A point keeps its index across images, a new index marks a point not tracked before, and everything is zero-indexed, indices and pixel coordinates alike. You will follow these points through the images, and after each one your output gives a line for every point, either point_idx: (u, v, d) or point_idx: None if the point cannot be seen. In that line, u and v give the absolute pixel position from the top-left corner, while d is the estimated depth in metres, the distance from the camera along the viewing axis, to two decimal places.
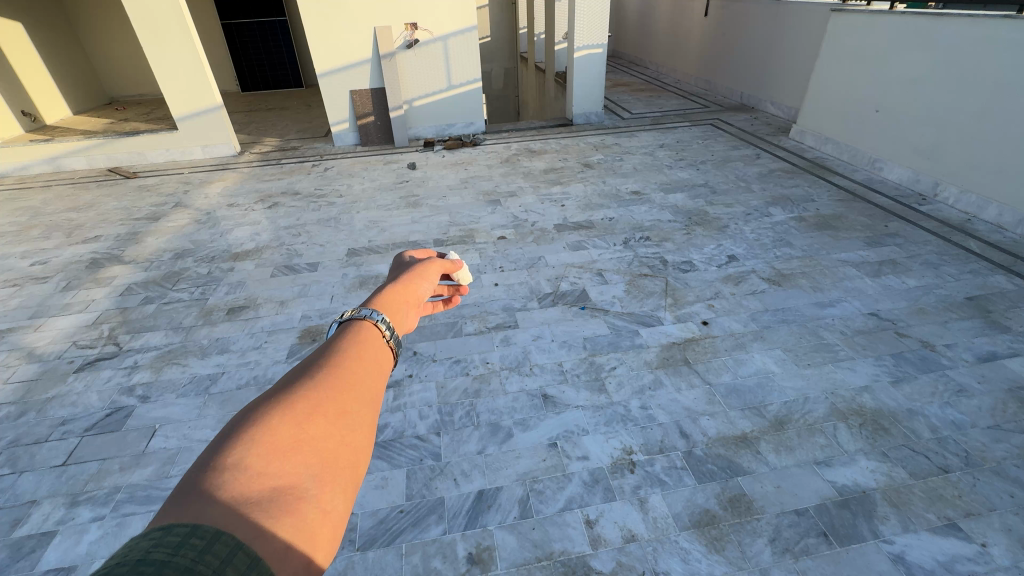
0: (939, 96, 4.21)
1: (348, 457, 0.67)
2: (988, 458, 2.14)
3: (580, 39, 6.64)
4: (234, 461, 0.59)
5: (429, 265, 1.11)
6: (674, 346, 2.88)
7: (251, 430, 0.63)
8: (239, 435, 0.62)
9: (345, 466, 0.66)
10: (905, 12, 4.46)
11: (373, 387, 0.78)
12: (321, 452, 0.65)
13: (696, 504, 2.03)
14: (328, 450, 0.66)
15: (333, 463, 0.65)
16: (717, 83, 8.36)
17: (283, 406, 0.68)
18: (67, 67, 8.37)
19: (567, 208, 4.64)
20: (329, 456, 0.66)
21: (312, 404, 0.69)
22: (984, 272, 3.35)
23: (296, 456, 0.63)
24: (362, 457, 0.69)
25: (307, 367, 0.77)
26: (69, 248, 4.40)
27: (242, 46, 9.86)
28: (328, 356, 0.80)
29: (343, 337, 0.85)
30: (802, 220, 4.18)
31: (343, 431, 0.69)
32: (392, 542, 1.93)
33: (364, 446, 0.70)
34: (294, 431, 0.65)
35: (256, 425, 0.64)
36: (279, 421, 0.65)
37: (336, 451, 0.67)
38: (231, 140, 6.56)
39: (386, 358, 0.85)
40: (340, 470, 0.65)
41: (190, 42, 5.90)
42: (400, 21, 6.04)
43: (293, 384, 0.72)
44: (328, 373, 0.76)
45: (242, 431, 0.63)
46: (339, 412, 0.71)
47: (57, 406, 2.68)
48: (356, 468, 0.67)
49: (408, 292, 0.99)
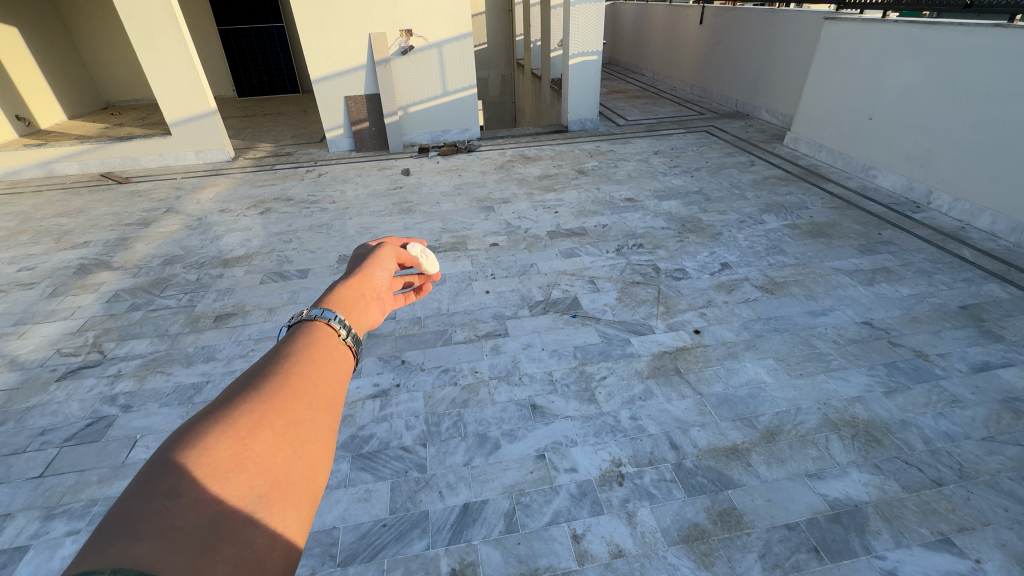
0: (932, 104, 4.22)
1: (299, 471, 0.64)
2: (981, 470, 2.11)
3: (575, 46, 6.65)
4: (167, 489, 0.55)
5: (382, 253, 1.12)
6: (665, 355, 2.85)
7: (188, 452, 0.59)
8: (173, 460, 0.58)
9: (296, 481, 0.63)
10: (897, 20, 4.49)
11: (327, 393, 0.75)
12: (269, 470, 0.62)
13: (685, 517, 1.99)
14: (276, 466, 0.62)
15: (282, 480, 0.62)
16: (712, 90, 8.38)
17: (225, 423, 0.64)
18: (63, 70, 8.36)
19: (561, 215, 4.62)
20: (278, 473, 0.62)
21: (258, 417, 0.66)
22: (977, 280, 3.34)
23: (238, 476, 0.59)
24: (317, 469, 0.66)
25: (252, 380, 0.73)
26: (57, 254, 4.36)
27: (239, 51, 9.87)
28: (276, 363, 0.77)
29: (295, 343, 0.82)
30: (796, 228, 4.17)
31: (294, 442, 0.66)
32: (373, 557, 1.88)
33: (319, 457, 0.67)
34: (238, 449, 0.61)
35: (195, 447, 0.60)
36: (217, 441, 0.61)
37: (287, 466, 0.63)
38: (225, 145, 6.54)
39: (343, 357, 0.84)
40: (291, 486, 0.62)
41: (183, 47, 5.87)
42: (395, 28, 6.04)
43: (237, 398, 0.69)
44: (276, 383, 0.72)
45: (177, 454, 0.58)
46: (289, 422, 0.68)
47: (38, 416, 2.63)
48: (309, 481, 0.64)
49: (363, 285, 1.00)
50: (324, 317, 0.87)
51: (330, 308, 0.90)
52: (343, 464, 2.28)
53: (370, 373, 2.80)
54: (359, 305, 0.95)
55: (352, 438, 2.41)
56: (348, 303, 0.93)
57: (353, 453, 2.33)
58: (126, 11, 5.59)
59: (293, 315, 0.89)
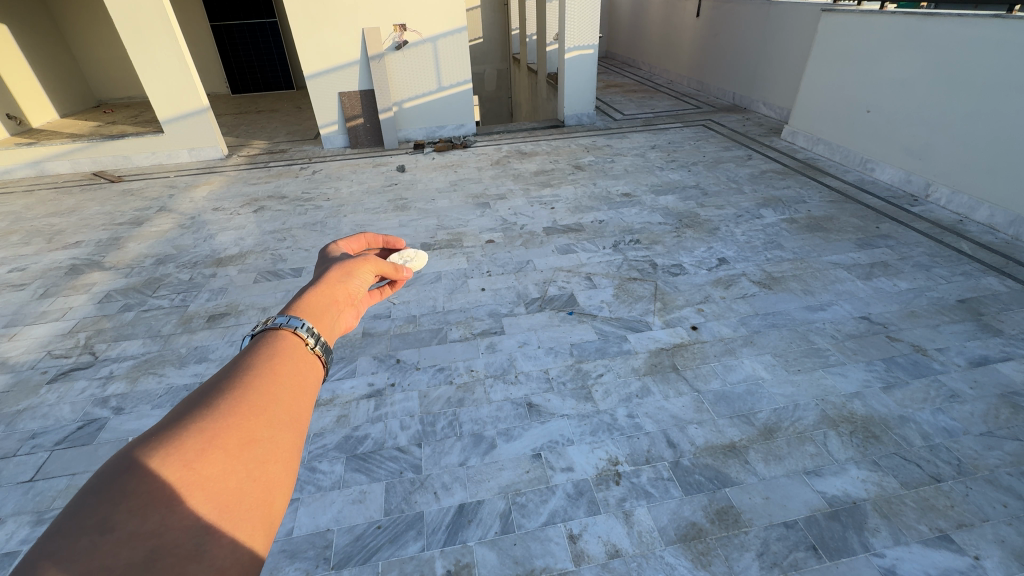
0: (930, 96, 4.19)
1: (252, 497, 0.65)
2: (980, 466, 2.10)
3: (571, 40, 6.59)
4: (101, 521, 0.53)
5: (362, 263, 1.13)
6: (662, 352, 2.82)
7: (127, 479, 0.58)
8: (111, 488, 0.57)
9: (248, 508, 0.64)
10: (895, 12, 4.45)
11: (288, 409, 0.76)
12: (219, 496, 0.62)
13: (682, 516, 1.97)
14: (227, 491, 0.63)
15: (233, 507, 0.62)
16: (710, 84, 8.33)
17: (172, 445, 0.63)
18: (54, 68, 8.27)
19: (557, 211, 4.58)
20: (228, 500, 0.62)
21: (209, 438, 0.66)
22: (976, 274, 3.32)
23: (187, 502, 0.59)
24: (273, 493, 0.67)
25: (207, 395, 0.73)
26: (49, 254, 4.31)
27: (232, 47, 9.77)
28: (234, 379, 0.77)
29: (258, 356, 0.83)
30: (793, 222, 4.15)
31: (248, 466, 0.66)
32: (368, 559, 1.87)
33: (277, 479, 0.68)
34: (184, 474, 0.61)
35: (137, 471, 0.59)
36: (163, 465, 0.60)
37: (238, 492, 0.64)
38: (219, 143, 6.49)
39: (311, 369, 0.86)
40: (244, 512, 0.63)
41: (173, 42, 5.79)
42: (388, 23, 5.96)
43: (186, 417, 0.68)
44: (233, 402, 0.72)
45: (115, 481, 0.57)
46: (244, 443, 0.68)
47: (28, 419, 2.60)
48: (264, 507, 0.65)
49: (335, 290, 1.04)
50: (293, 326, 0.90)
51: (298, 313, 0.93)
52: (337, 466, 2.26)
53: (365, 372, 2.77)
54: (330, 310, 0.99)
55: (347, 438, 2.39)
56: (319, 308, 0.97)
57: (347, 454, 2.31)
58: (116, 8, 5.52)
59: (258, 323, 0.91)
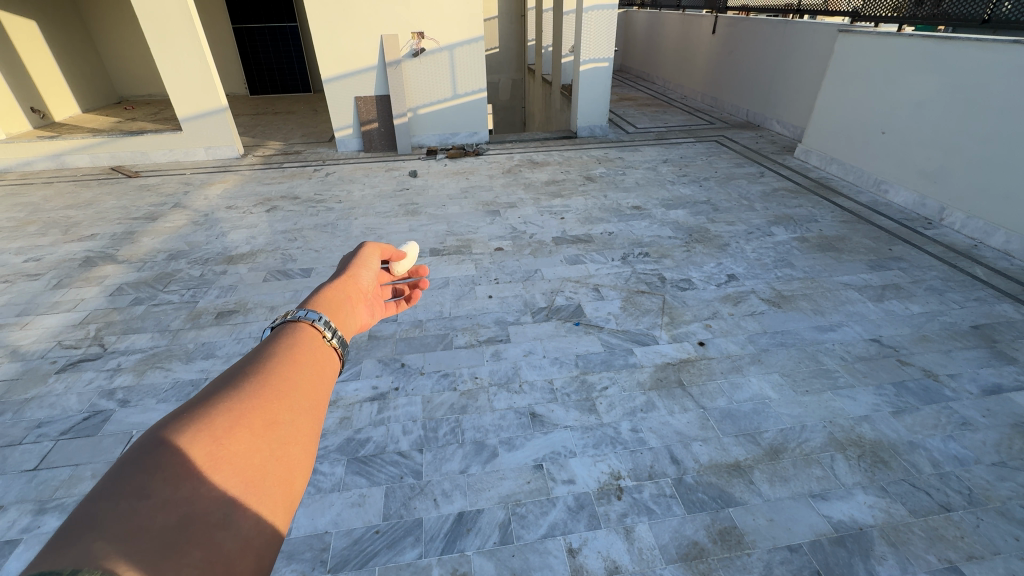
0: (946, 119, 4.17)
1: (275, 474, 0.70)
2: (992, 497, 2.05)
3: (586, 52, 6.64)
4: (137, 488, 0.59)
5: (368, 256, 1.23)
6: (668, 366, 2.80)
7: (161, 451, 0.64)
8: (145, 458, 0.62)
9: (271, 485, 0.69)
10: (914, 34, 4.44)
11: (308, 395, 0.82)
12: (243, 472, 0.67)
13: (684, 535, 1.94)
14: (251, 469, 0.68)
15: (258, 483, 0.68)
16: (723, 101, 8.35)
17: (202, 422, 0.69)
18: (79, 64, 8.46)
19: (567, 221, 4.59)
20: (254, 475, 0.68)
21: (236, 418, 0.72)
22: (990, 300, 3.27)
23: (214, 475, 0.64)
24: (294, 473, 0.73)
25: (235, 376, 0.80)
26: (64, 246, 4.37)
27: (252, 48, 9.94)
28: (258, 364, 0.83)
29: (279, 343, 0.90)
30: (804, 241, 4.12)
31: (272, 445, 0.72)
32: (365, 564, 1.85)
33: (297, 459, 0.74)
34: (212, 449, 0.67)
35: (171, 444, 0.65)
36: (194, 439, 0.66)
37: (262, 468, 0.69)
38: (235, 142, 6.57)
39: (328, 357, 0.92)
40: (267, 489, 0.68)
41: (196, 43, 5.90)
42: (406, 30, 6.05)
43: (215, 397, 0.74)
44: (258, 384, 0.79)
45: (149, 452, 0.63)
46: (268, 425, 0.74)
47: (35, 407, 2.62)
48: (285, 486, 0.70)
49: (349, 287, 1.11)
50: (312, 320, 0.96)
51: (318, 308, 0.99)
52: (338, 468, 2.25)
53: (369, 375, 2.77)
54: (345, 305, 1.06)
55: (348, 441, 2.39)
56: (335, 304, 1.03)
57: (348, 457, 2.30)
58: (143, 8, 5.64)
59: (279, 315, 0.97)
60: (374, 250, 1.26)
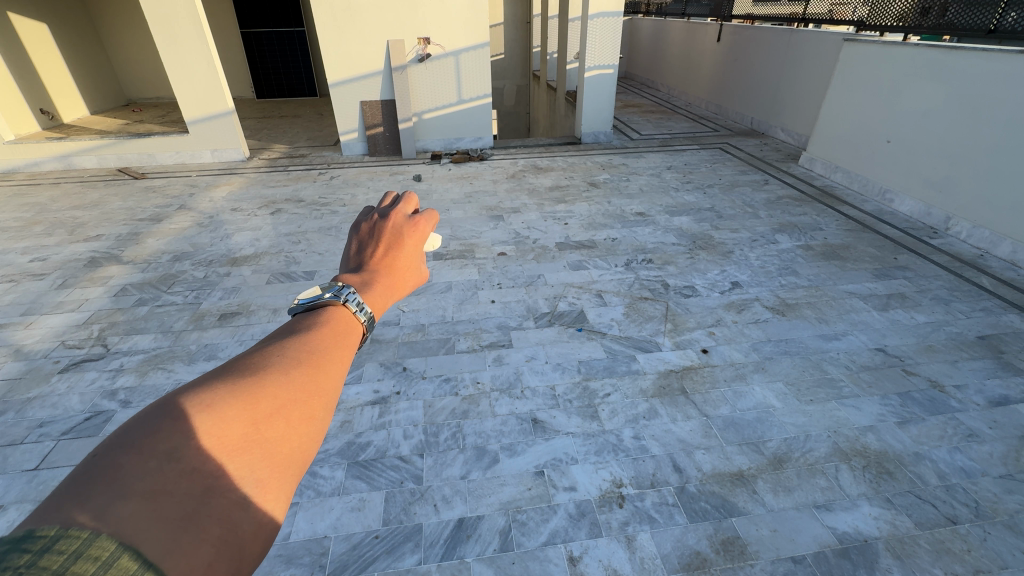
0: (953, 128, 4.14)
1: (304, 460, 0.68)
2: (999, 510, 2.02)
3: (591, 59, 6.66)
4: (170, 449, 0.58)
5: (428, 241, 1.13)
6: (671, 374, 2.78)
7: (202, 414, 0.63)
8: (185, 417, 0.61)
9: (298, 471, 0.67)
10: (918, 44, 4.45)
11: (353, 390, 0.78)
12: (275, 453, 0.65)
13: (686, 545, 1.92)
14: (282, 455, 0.66)
15: (284, 471, 0.65)
16: (728, 109, 8.36)
17: (246, 395, 0.67)
18: (88, 67, 8.55)
19: (570, 226, 4.59)
20: (284, 458, 0.66)
21: (280, 399, 0.69)
22: (996, 310, 3.25)
23: (244, 455, 0.62)
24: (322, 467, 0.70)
25: (289, 349, 0.78)
26: (69, 246, 4.40)
27: (259, 52, 10.03)
28: (313, 342, 0.81)
29: (337, 325, 0.86)
30: (809, 249, 4.10)
31: (306, 436, 0.69)
32: (363, 570, 1.84)
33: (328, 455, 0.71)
34: (250, 428, 0.64)
35: (212, 410, 0.64)
36: (235, 411, 0.64)
37: (292, 452, 0.67)
38: (241, 145, 6.61)
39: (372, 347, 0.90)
40: (291, 478, 0.66)
41: (204, 45, 5.94)
42: (412, 36, 6.09)
43: (265, 370, 0.72)
44: (308, 366, 0.76)
45: (192, 413, 0.62)
46: (309, 415, 0.71)
47: (38, 407, 2.63)
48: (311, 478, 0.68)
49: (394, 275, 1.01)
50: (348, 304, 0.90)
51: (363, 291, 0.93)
52: (338, 471, 2.24)
53: (371, 379, 2.77)
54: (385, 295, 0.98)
55: (349, 444, 2.38)
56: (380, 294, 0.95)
57: (349, 461, 2.29)
58: (150, 10, 5.68)
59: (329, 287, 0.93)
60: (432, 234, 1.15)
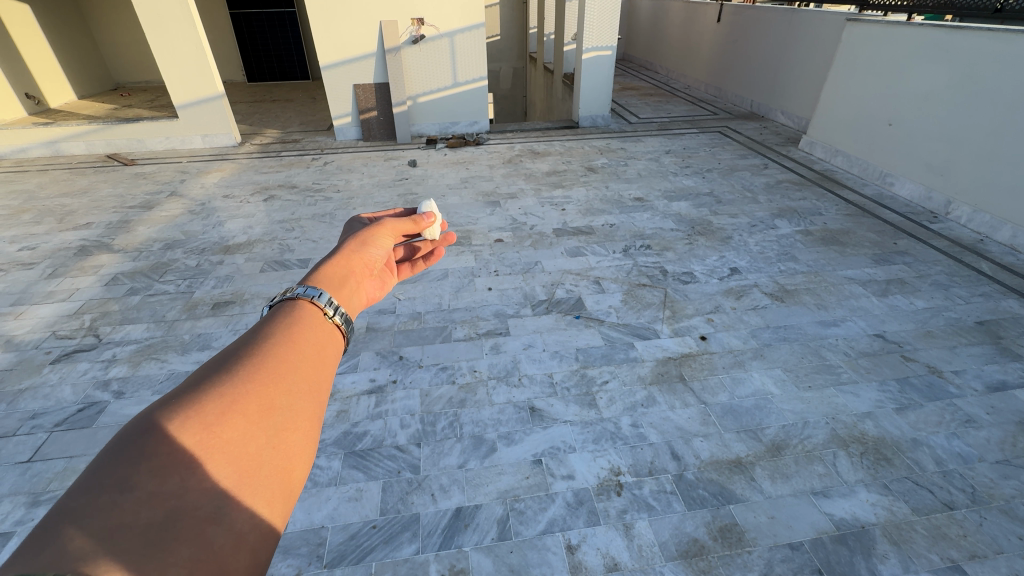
0: (956, 111, 4.08)
1: (270, 465, 0.71)
2: (995, 495, 2.02)
3: (589, 40, 6.51)
4: (121, 480, 0.59)
5: (380, 231, 1.25)
6: (670, 361, 2.76)
7: (149, 439, 0.64)
8: (131, 449, 0.63)
9: (267, 476, 0.70)
10: (923, 23, 4.34)
11: (307, 378, 0.83)
12: (238, 462, 0.68)
13: (684, 532, 1.92)
14: (246, 458, 0.69)
15: (251, 474, 0.68)
16: (728, 92, 8.25)
17: (192, 408, 0.70)
18: (74, 49, 8.33)
19: (568, 212, 4.54)
20: (249, 465, 0.68)
21: (228, 405, 0.72)
22: (995, 295, 3.23)
23: (204, 466, 0.65)
24: (291, 462, 0.74)
25: (232, 358, 0.81)
26: (59, 234, 4.32)
27: (250, 34, 9.79)
28: (256, 346, 0.84)
29: (279, 325, 0.91)
30: (808, 234, 4.06)
31: (267, 432, 0.73)
32: (361, 559, 1.83)
33: (296, 447, 0.75)
34: (203, 437, 0.67)
35: (160, 432, 0.66)
36: (183, 428, 0.67)
37: (256, 459, 0.70)
38: (232, 130, 6.48)
39: (330, 338, 0.95)
40: (261, 480, 0.69)
41: (192, 27, 5.78)
42: (405, 16, 5.94)
43: (208, 382, 0.75)
44: (252, 368, 0.80)
45: (135, 443, 0.63)
46: (263, 411, 0.75)
47: (29, 398, 2.59)
48: (282, 476, 0.71)
49: (351, 266, 1.13)
50: (315, 297, 0.99)
51: (317, 286, 1.02)
52: (335, 461, 2.23)
53: (367, 368, 2.75)
54: (349, 282, 1.09)
55: (345, 434, 2.36)
56: (336, 282, 1.05)
57: (345, 450, 2.28)
58: None
59: (278, 293, 0.99)
60: (388, 224, 1.27)
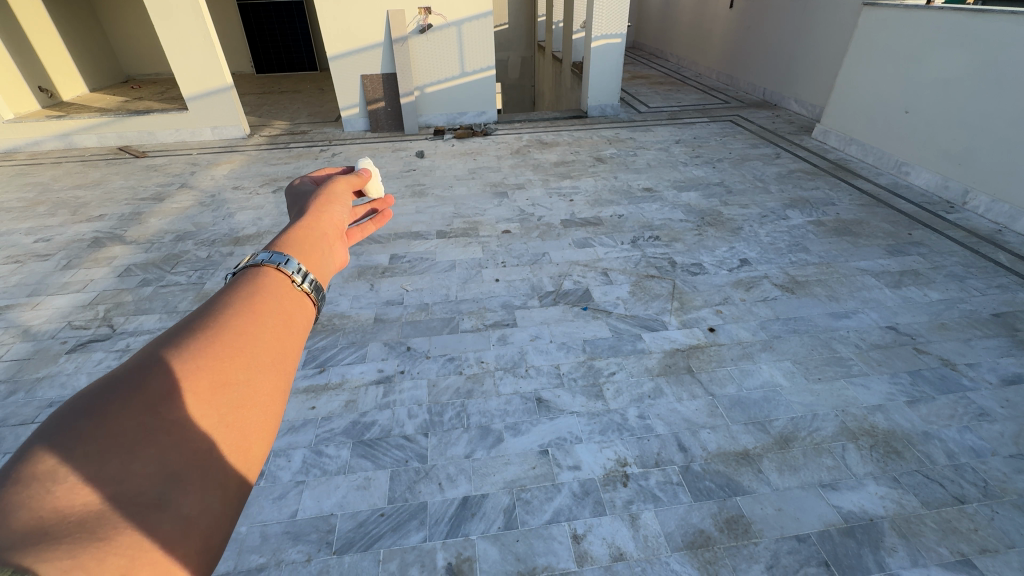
0: (977, 97, 3.96)
1: (226, 444, 0.64)
2: (1008, 490, 2.00)
3: (598, 28, 6.42)
4: (39, 470, 0.51)
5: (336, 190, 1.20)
6: (677, 353, 2.75)
7: (77, 424, 0.57)
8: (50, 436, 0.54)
9: (222, 457, 0.63)
10: (943, 7, 4.21)
11: (270, 349, 0.77)
12: (189, 442, 0.61)
13: (691, 523, 1.92)
14: (196, 439, 0.62)
15: (203, 457, 0.61)
16: (740, 79, 8.11)
17: (132, 386, 0.63)
18: (85, 42, 8.38)
19: (576, 203, 4.51)
20: (202, 445, 0.62)
21: (176, 380, 0.65)
22: (1012, 287, 3.16)
23: (146, 450, 0.58)
24: (250, 440, 0.67)
25: (183, 330, 0.74)
26: (73, 226, 4.38)
27: (258, 25, 9.78)
28: (213, 317, 0.77)
29: (240, 294, 0.84)
30: (820, 225, 4.00)
31: (222, 409, 0.67)
32: (369, 546, 1.86)
33: (255, 425, 0.69)
34: (144, 417, 0.60)
35: (92, 416, 0.58)
36: (121, 410, 0.59)
37: (210, 439, 0.63)
38: (242, 122, 6.52)
39: (298, 304, 0.88)
40: (214, 462, 0.62)
41: (201, 20, 5.79)
42: (413, 5, 5.87)
43: (153, 356, 0.68)
44: (206, 340, 0.73)
45: (57, 430, 0.55)
46: (218, 386, 0.68)
47: (46, 387, 2.65)
48: (241, 454, 0.65)
49: (319, 225, 1.06)
50: (280, 263, 0.91)
51: (284, 250, 0.94)
52: (343, 450, 2.25)
53: (374, 358, 2.77)
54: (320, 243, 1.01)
55: (353, 424, 2.39)
56: (307, 245, 0.98)
57: (353, 440, 2.30)
58: None
59: (243, 262, 0.93)
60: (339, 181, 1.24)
